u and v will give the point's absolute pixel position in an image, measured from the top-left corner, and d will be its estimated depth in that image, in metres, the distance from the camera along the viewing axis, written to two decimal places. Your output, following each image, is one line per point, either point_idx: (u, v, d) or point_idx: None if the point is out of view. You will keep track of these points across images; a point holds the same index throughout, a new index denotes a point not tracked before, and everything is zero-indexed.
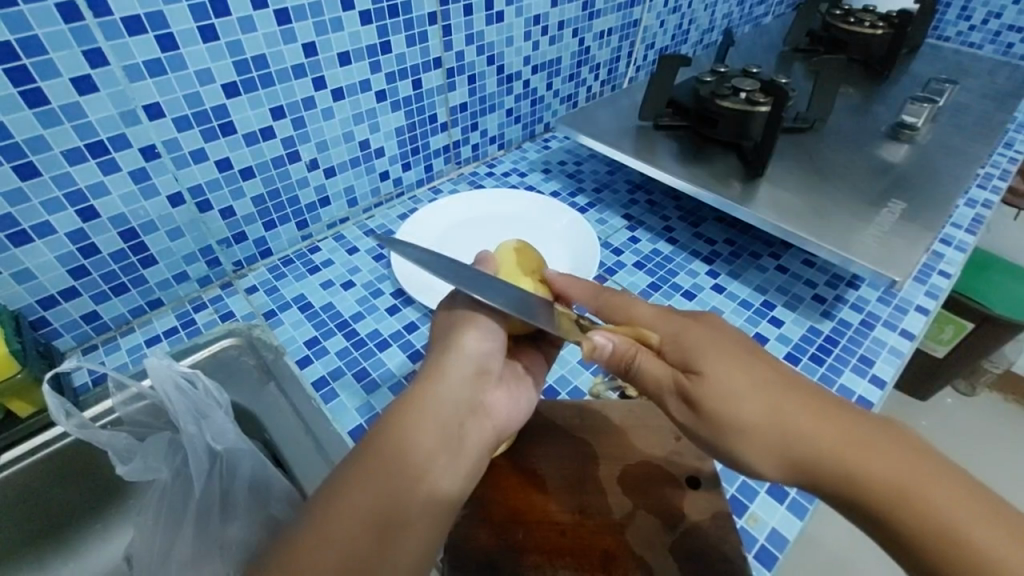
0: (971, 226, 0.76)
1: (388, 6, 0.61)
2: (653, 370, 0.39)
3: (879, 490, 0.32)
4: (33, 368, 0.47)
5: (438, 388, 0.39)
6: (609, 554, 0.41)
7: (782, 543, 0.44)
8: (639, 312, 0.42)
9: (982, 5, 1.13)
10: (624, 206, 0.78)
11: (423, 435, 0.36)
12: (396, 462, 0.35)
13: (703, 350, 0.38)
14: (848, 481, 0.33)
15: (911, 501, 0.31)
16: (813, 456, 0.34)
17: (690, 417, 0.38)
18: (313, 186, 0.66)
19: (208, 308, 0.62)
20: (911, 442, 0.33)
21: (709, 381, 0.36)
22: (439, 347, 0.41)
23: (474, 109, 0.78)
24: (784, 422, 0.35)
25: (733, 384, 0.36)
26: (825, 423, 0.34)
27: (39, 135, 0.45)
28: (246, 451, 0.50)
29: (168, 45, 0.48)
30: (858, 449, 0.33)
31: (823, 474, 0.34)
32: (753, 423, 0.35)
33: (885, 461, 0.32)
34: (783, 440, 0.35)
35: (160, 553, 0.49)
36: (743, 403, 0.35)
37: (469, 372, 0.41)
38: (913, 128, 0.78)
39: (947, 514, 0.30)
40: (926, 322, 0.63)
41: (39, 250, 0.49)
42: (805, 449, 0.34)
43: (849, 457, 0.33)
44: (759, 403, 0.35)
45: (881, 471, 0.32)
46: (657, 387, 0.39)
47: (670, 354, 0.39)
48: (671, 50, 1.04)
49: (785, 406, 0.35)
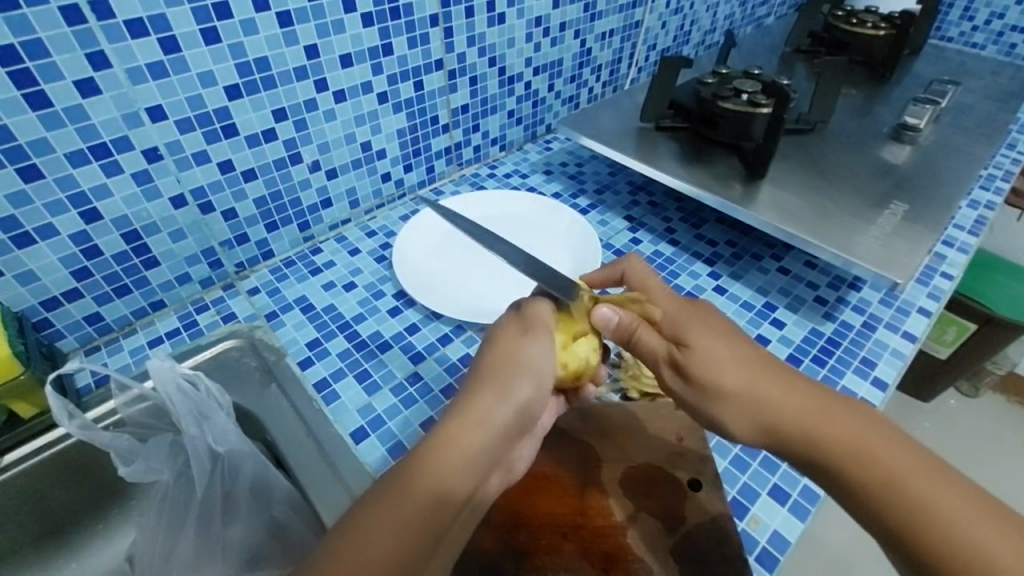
0: (974, 227, 0.76)
1: (390, 8, 0.61)
2: (647, 340, 0.42)
3: (844, 454, 0.34)
4: (37, 369, 0.48)
5: (485, 420, 0.37)
6: (611, 556, 0.41)
7: (783, 546, 0.44)
8: (651, 287, 0.45)
9: (985, 6, 1.12)
10: (625, 207, 0.78)
11: (466, 469, 0.35)
12: (434, 483, 0.34)
13: (693, 324, 0.40)
14: (813, 444, 0.36)
15: (869, 464, 0.34)
16: (785, 423, 0.37)
17: (679, 388, 0.41)
18: (315, 187, 0.67)
19: (211, 309, 0.62)
20: (881, 421, 0.35)
21: (696, 352, 0.39)
22: (494, 388, 0.39)
23: (476, 110, 0.79)
24: (757, 390, 0.37)
25: (718, 357, 0.38)
26: (799, 399, 0.37)
27: (44, 138, 0.45)
28: (250, 453, 0.50)
29: (170, 48, 0.49)
30: (831, 425, 0.35)
31: (792, 438, 0.36)
32: (736, 395, 0.38)
33: (856, 440, 0.34)
34: (755, 404, 0.37)
35: (162, 554, 0.50)
36: (723, 372, 0.38)
37: (512, 417, 0.38)
38: (915, 129, 0.77)
39: (902, 478, 0.33)
40: (929, 323, 0.62)
41: (42, 251, 0.49)
42: (781, 424, 0.37)
43: (822, 433, 0.35)
44: (741, 377, 0.38)
45: (849, 444, 0.35)
46: (651, 357, 0.42)
47: (664, 329, 0.42)
48: (672, 51, 1.04)
49: (758, 375, 0.38)
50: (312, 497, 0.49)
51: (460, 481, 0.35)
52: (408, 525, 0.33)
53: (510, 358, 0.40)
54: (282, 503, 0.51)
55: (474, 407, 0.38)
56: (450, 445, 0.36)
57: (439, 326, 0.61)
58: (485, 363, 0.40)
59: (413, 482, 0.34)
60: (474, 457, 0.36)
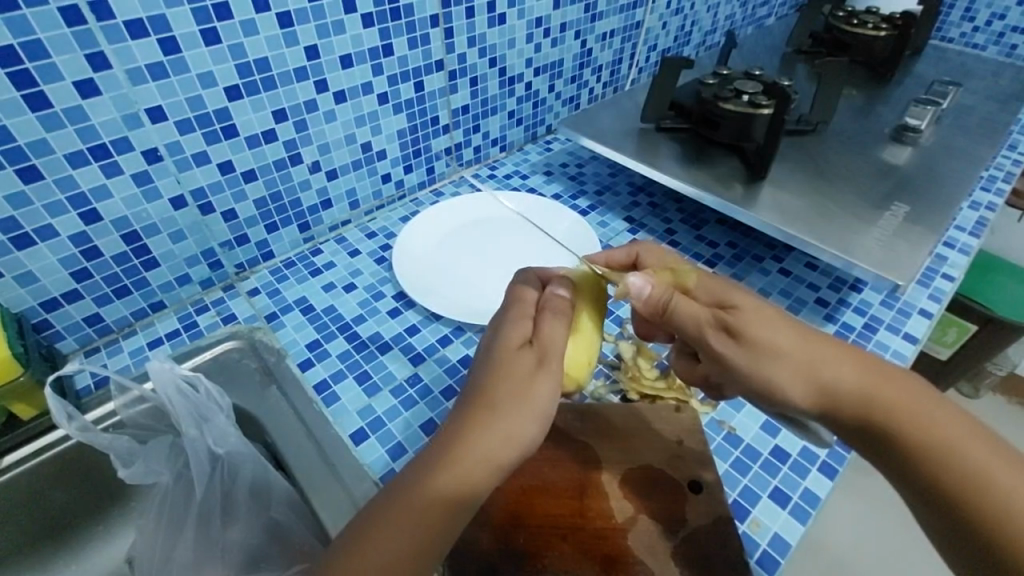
0: (975, 229, 0.76)
1: (391, 8, 0.61)
2: (683, 312, 0.41)
3: (896, 416, 0.35)
4: (36, 371, 0.48)
5: (487, 449, 0.34)
6: (610, 558, 0.41)
7: (783, 548, 0.44)
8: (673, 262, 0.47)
9: (986, 7, 1.12)
10: (626, 208, 0.78)
11: (464, 496, 0.34)
12: (429, 504, 0.33)
13: (733, 291, 0.40)
14: (865, 404, 0.36)
15: (925, 427, 0.35)
16: (837, 385, 0.37)
17: (724, 354, 0.39)
18: (315, 188, 0.66)
19: (211, 310, 0.62)
20: (931, 389, 0.36)
21: (744, 317, 0.39)
22: (502, 432, 0.35)
23: (477, 111, 0.78)
24: (812, 353, 0.37)
25: (766, 322, 0.38)
26: (851, 364, 0.37)
27: (44, 139, 0.45)
28: (248, 455, 0.50)
29: (170, 48, 0.48)
30: (884, 388, 0.36)
31: (842, 400, 0.37)
32: (787, 360, 0.37)
33: (906, 403, 0.35)
34: (809, 366, 0.37)
35: (162, 554, 0.50)
36: (777, 336, 0.38)
37: (507, 450, 0.35)
38: (917, 130, 0.77)
39: (951, 441, 0.34)
40: (930, 325, 0.62)
41: (42, 253, 0.49)
42: (832, 387, 0.37)
43: (873, 396, 0.36)
44: (793, 341, 0.38)
45: (902, 408, 0.35)
46: (691, 324, 0.41)
47: (701, 297, 0.41)
48: (673, 51, 1.03)
49: (813, 343, 0.38)
50: (312, 497, 0.49)
51: (451, 507, 0.34)
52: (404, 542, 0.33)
53: (516, 387, 0.36)
54: (282, 504, 0.50)
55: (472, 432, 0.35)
56: (451, 471, 0.34)
57: (439, 327, 0.61)
58: (485, 388, 0.37)
59: (409, 501, 0.33)
60: (470, 484, 0.34)
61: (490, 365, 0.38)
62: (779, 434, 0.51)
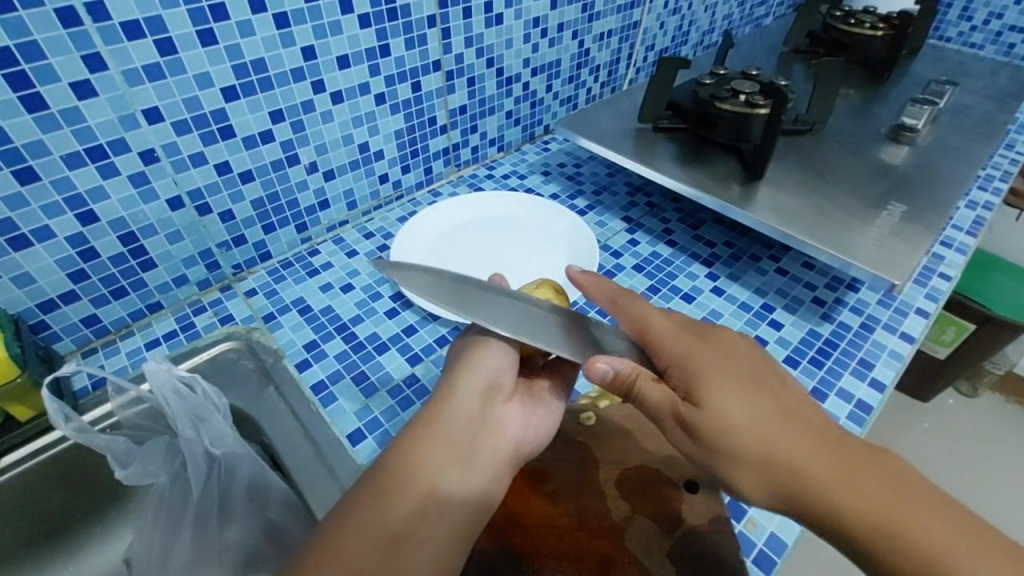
0: (972, 228, 0.76)
1: (388, 8, 0.61)
2: (651, 395, 0.39)
3: (870, 523, 0.31)
4: (34, 372, 0.48)
5: (456, 405, 0.40)
6: (608, 558, 0.41)
7: (780, 547, 0.44)
8: (653, 321, 0.43)
9: (984, 6, 1.12)
10: (624, 208, 0.78)
11: (434, 452, 0.38)
12: (423, 475, 0.37)
13: (703, 378, 0.37)
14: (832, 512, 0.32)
15: (897, 533, 0.31)
16: (803, 488, 0.33)
17: (688, 443, 0.37)
18: (313, 189, 0.67)
19: (208, 311, 0.62)
20: (903, 475, 0.32)
21: (704, 409, 0.36)
22: (455, 370, 0.42)
23: (474, 111, 0.78)
24: (772, 448, 0.34)
25: (726, 403, 0.36)
26: (821, 461, 0.33)
27: (39, 140, 0.45)
28: (247, 455, 0.50)
29: (167, 49, 0.48)
30: (851, 491, 0.32)
31: (810, 505, 0.33)
32: (753, 459, 0.35)
33: (881, 509, 0.31)
34: (767, 462, 0.34)
35: (160, 555, 0.50)
36: (737, 431, 0.35)
37: (482, 385, 0.42)
38: (913, 129, 0.77)
39: (936, 544, 0.30)
40: (927, 324, 0.62)
41: (39, 254, 0.49)
42: (795, 489, 0.34)
43: (841, 501, 0.32)
44: (761, 436, 0.35)
45: (878, 516, 0.31)
46: (656, 410, 0.39)
47: (672, 376, 0.39)
48: (670, 51, 1.04)
49: (776, 436, 0.34)
50: (309, 498, 0.49)
51: (453, 459, 0.38)
52: (405, 507, 0.35)
53: (470, 342, 0.44)
54: (280, 504, 0.51)
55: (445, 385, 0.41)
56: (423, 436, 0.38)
57: (436, 327, 0.61)
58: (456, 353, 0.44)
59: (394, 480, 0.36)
60: (459, 428, 0.39)
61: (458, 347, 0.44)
62: None
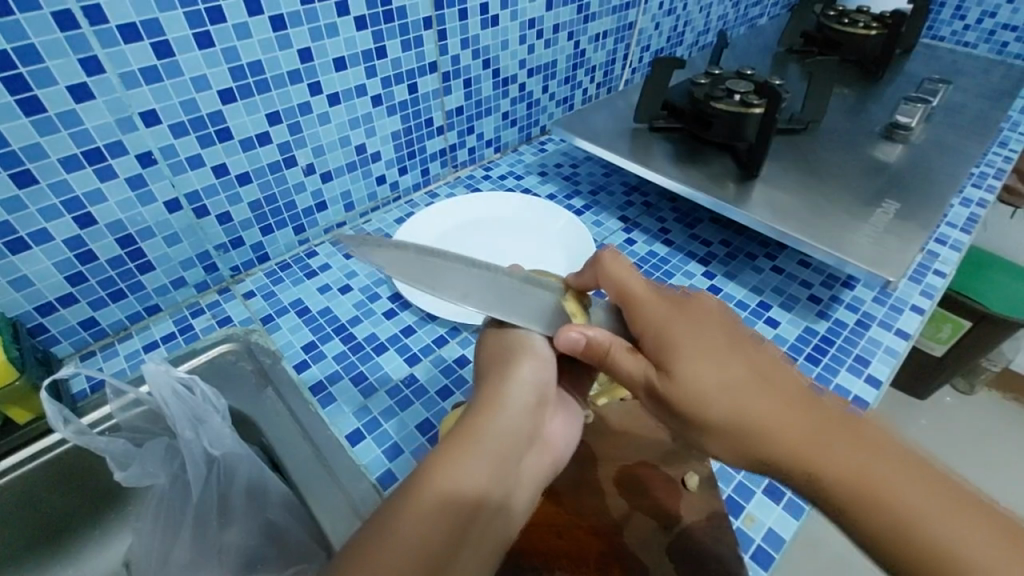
0: (966, 225, 0.76)
1: (384, 10, 0.61)
2: (625, 367, 0.40)
3: (841, 485, 0.32)
4: (32, 375, 0.48)
5: (504, 416, 0.40)
6: (607, 556, 0.42)
7: (778, 543, 0.44)
8: (632, 287, 0.43)
9: (976, 5, 1.13)
10: (620, 207, 0.78)
11: (485, 461, 0.37)
12: (473, 487, 0.36)
13: (677, 345, 0.38)
14: (806, 476, 0.33)
15: (865, 495, 0.31)
16: (777, 454, 0.34)
17: (667, 416, 0.38)
18: (310, 191, 0.67)
19: (207, 313, 0.62)
20: (878, 437, 0.33)
21: (680, 380, 0.37)
22: (499, 374, 0.42)
23: (471, 112, 0.79)
24: (749, 416, 0.35)
25: (701, 375, 0.36)
26: (794, 424, 0.34)
27: (37, 143, 0.45)
28: (247, 457, 0.50)
29: (164, 52, 0.49)
30: (822, 445, 0.33)
31: (784, 469, 0.34)
32: (730, 425, 0.35)
33: (852, 472, 0.32)
34: (743, 429, 0.35)
35: (160, 556, 0.51)
36: (713, 402, 0.36)
37: (534, 397, 0.42)
38: (907, 128, 0.78)
39: (904, 504, 0.30)
40: (922, 321, 0.63)
41: (37, 257, 0.50)
42: (769, 454, 0.34)
43: (813, 460, 0.33)
44: (736, 401, 0.35)
45: (846, 475, 0.32)
46: (633, 382, 0.40)
47: (647, 349, 0.40)
48: (665, 52, 1.04)
49: (751, 403, 0.35)
50: (308, 499, 0.49)
51: (502, 471, 0.38)
52: (452, 518, 0.35)
53: (511, 350, 0.44)
54: (280, 504, 0.51)
55: (495, 389, 0.41)
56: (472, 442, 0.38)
57: (434, 327, 0.61)
58: (498, 355, 0.44)
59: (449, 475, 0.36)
60: (514, 438, 0.40)
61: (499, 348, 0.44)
62: None
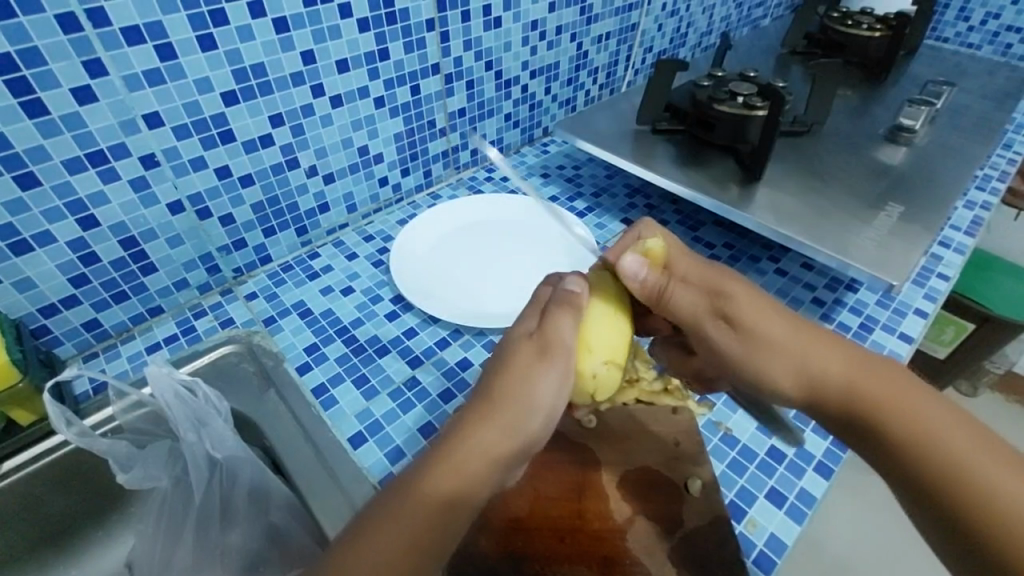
0: (970, 228, 0.76)
1: (387, 13, 0.61)
2: (680, 299, 0.42)
3: (882, 408, 0.36)
4: (35, 377, 0.48)
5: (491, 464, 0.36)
6: (609, 560, 0.42)
7: (781, 548, 0.44)
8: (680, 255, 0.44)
9: (981, 6, 1.13)
10: (623, 209, 0.78)
11: (458, 503, 0.34)
12: (441, 519, 0.34)
13: (730, 278, 0.41)
14: (851, 398, 0.37)
15: (900, 416, 0.35)
16: (826, 376, 0.38)
17: (725, 340, 0.41)
18: (313, 192, 0.67)
19: (208, 315, 0.62)
20: (919, 378, 0.37)
21: (743, 303, 0.40)
22: (505, 420, 0.37)
23: (473, 114, 0.79)
24: (804, 343, 0.39)
25: (763, 310, 0.40)
26: (841, 356, 0.39)
27: (40, 146, 0.46)
28: (249, 459, 0.50)
29: (166, 54, 0.49)
30: (871, 381, 0.37)
31: (832, 391, 0.38)
32: (782, 350, 0.39)
33: (890, 396, 0.36)
34: (798, 352, 0.39)
35: (161, 560, 0.52)
36: (775, 327, 0.40)
37: (524, 446, 0.38)
38: (911, 130, 0.78)
39: (936, 426, 0.34)
40: (925, 324, 0.63)
41: (40, 259, 0.50)
42: (820, 376, 0.38)
43: (858, 387, 0.37)
44: (790, 330, 0.40)
45: (885, 400, 0.36)
46: (689, 312, 0.42)
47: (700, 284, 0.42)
48: (668, 53, 1.04)
49: (805, 334, 0.40)
50: (309, 501, 0.49)
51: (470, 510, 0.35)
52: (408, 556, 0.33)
53: (516, 395, 0.37)
54: (281, 507, 0.51)
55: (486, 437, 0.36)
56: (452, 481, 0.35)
57: (436, 330, 0.61)
58: (506, 390, 0.37)
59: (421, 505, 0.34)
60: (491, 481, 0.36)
61: (510, 377, 0.38)
62: (776, 434, 0.51)
